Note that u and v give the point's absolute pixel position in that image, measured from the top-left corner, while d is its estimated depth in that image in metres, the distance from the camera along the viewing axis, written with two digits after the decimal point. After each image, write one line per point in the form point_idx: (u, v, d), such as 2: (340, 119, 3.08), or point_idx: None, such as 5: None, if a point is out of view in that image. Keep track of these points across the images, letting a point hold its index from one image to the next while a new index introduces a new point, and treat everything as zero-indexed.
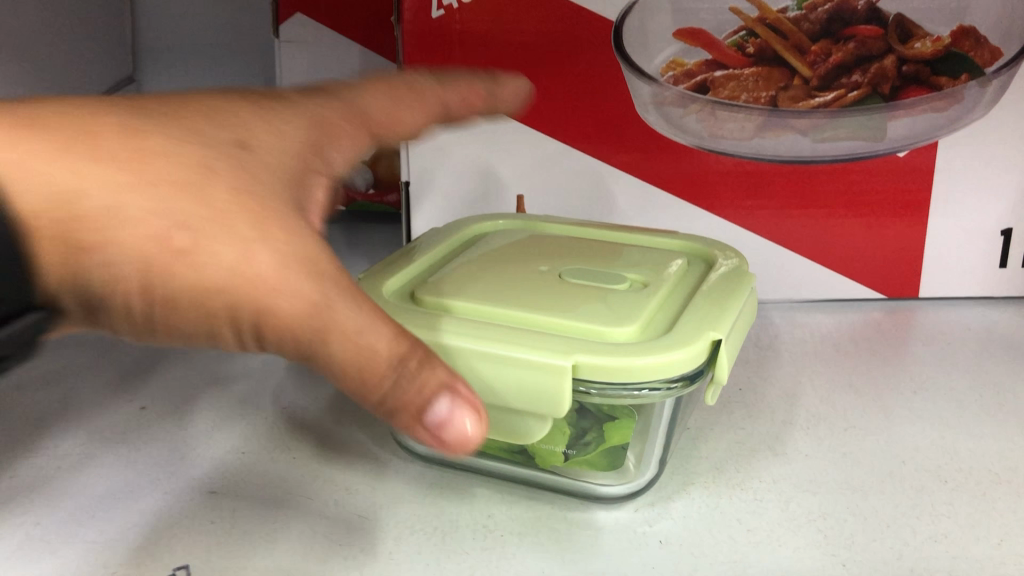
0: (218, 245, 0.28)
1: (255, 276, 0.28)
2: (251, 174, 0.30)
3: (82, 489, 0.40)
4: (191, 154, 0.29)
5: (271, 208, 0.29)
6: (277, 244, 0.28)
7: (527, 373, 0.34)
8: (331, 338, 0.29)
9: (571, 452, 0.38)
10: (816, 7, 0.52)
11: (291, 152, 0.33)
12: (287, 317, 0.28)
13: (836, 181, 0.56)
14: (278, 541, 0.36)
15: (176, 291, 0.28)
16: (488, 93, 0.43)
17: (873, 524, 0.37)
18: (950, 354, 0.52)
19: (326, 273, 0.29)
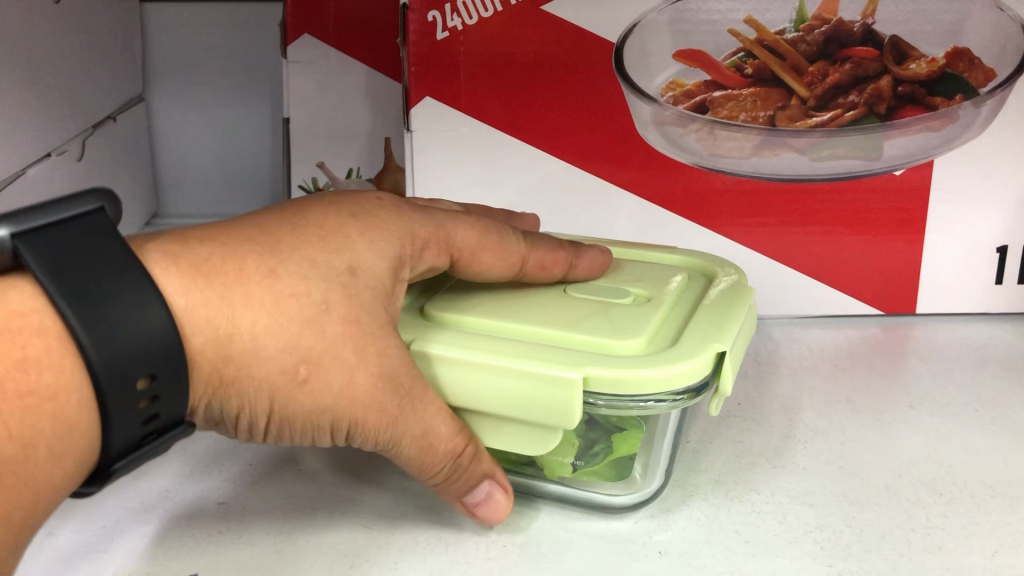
0: (331, 374, 0.33)
1: (353, 399, 0.33)
2: (354, 314, 0.34)
3: (93, 500, 0.41)
4: (313, 289, 0.33)
5: (367, 347, 0.34)
6: (370, 375, 0.34)
7: (538, 386, 0.35)
8: (404, 442, 0.35)
9: (579, 463, 0.39)
10: (813, 29, 0.53)
11: (384, 273, 0.36)
12: (378, 436, 0.35)
13: (835, 200, 0.57)
14: (286, 551, 0.37)
15: (289, 409, 0.33)
16: (564, 265, 0.42)
17: (869, 536, 0.38)
18: (946, 370, 0.53)
19: (409, 390, 0.34)
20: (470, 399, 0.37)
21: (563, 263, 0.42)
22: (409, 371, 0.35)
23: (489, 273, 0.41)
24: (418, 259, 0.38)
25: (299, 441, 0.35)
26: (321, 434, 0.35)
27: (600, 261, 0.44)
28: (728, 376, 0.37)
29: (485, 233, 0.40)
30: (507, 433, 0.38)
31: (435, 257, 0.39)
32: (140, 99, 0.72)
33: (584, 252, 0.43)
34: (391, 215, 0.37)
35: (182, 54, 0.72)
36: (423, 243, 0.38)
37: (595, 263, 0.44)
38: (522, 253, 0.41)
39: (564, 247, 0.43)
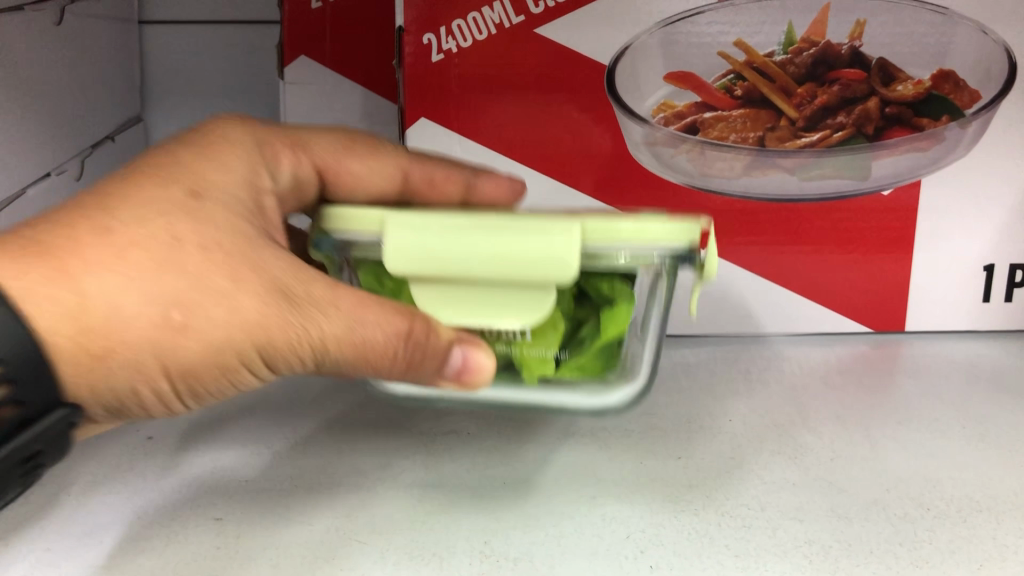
0: (218, 307, 0.35)
1: (251, 319, 0.36)
2: (206, 236, 0.36)
3: (92, 515, 0.41)
4: (156, 228, 0.35)
5: (240, 265, 0.36)
6: (259, 298, 0.36)
7: (530, 237, 0.36)
8: (333, 344, 0.37)
9: (564, 353, 0.41)
10: (801, 51, 0.54)
11: (232, 192, 0.39)
12: (299, 350, 0.37)
13: (824, 218, 0.57)
14: (282, 565, 0.38)
15: (190, 360, 0.35)
16: (461, 185, 0.50)
17: (857, 550, 0.38)
18: (934, 387, 0.53)
19: (313, 302, 0.37)
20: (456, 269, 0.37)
21: (450, 180, 0.50)
22: (302, 279, 0.37)
23: (367, 189, 0.47)
24: (275, 167, 0.43)
25: (221, 384, 0.38)
26: (239, 370, 0.37)
27: (509, 184, 0.51)
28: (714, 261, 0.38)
29: (363, 154, 0.48)
30: (501, 307, 0.39)
31: (300, 165, 0.45)
32: (139, 118, 0.73)
33: (479, 178, 0.50)
34: (235, 126, 0.44)
35: (180, 74, 0.73)
36: (278, 152, 0.44)
37: (489, 185, 0.50)
38: (398, 165, 0.48)
39: (455, 171, 0.50)
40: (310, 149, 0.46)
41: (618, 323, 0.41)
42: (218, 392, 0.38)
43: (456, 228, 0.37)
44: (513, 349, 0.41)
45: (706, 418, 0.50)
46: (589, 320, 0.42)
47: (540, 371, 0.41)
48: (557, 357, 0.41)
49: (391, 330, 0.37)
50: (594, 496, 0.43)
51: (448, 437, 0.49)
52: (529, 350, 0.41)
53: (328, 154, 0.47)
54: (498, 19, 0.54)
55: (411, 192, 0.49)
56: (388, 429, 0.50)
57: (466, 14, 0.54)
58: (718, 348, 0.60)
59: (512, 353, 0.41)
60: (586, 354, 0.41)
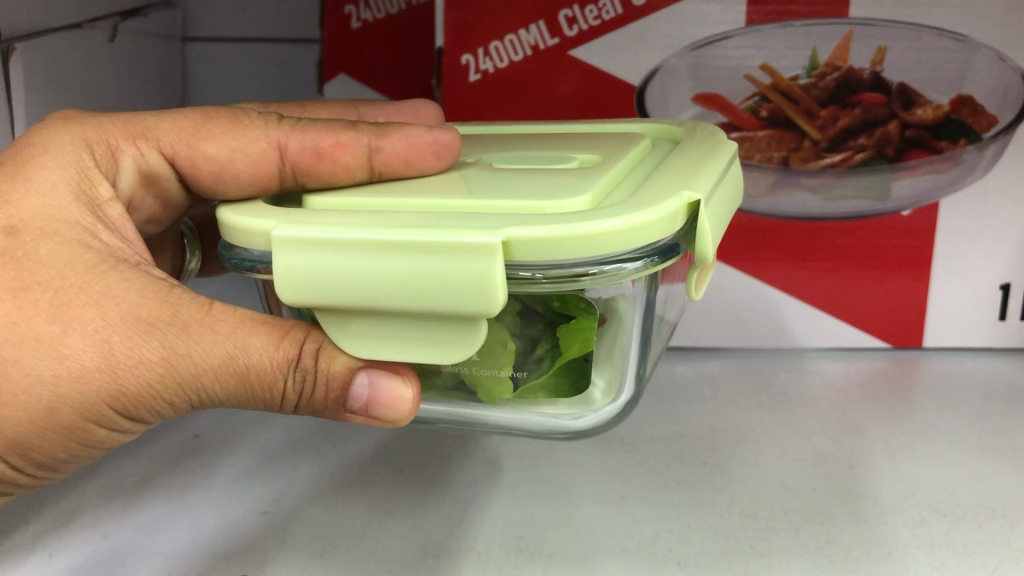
0: (34, 359, 0.34)
1: (82, 367, 0.34)
2: (17, 273, 0.35)
3: (149, 510, 0.45)
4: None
5: (62, 301, 0.34)
6: (94, 343, 0.34)
7: (445, 260, 0.28)
8: (208, 378, 0.34)
9: (518, 375, 0.35)
10: (824, 75, 0.56)
11: (55, 217, 0.37)
12: (158, 391, 0.34)
13: (846, 237, 0.59)
14: (328, 556, 0.40)
15: (18, 421, 0.34)
16: (360, 155, 0.39)
17: (876, 551, 0.40)
18: (951, 401, 0.55)
19: (163, 335, 0.34)
20: (361, 298, 0.30)
21: (342, 148, 0.40)
22: (167, 304, 0.34)
23: (231, 173, 0.40)
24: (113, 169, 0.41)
25: (68, 443, 0.36)
26: (93, 423, 0.35)
27: (431, 143, 0.40)
28: (708, 236, 0.32)
29: (222, 135, 0.41)
30: (425, 338, 0.31)
31: (145, 158, 0.41)
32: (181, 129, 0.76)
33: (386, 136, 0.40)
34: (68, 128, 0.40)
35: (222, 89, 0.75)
36: (118, 148, 0.41)
37: (401, 141, 0.40)
38: (273, 138, 0.40)
39: (344, 133, 0.41)
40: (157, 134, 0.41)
41: (580, 340, 0.33)
42: (75, 453, 0.37)
43: (348, 246, 0.29)
44: (461, 368, 0.36)
45: (730, 427, 0.52)
46: (545, 337, 0.34)
47: (498, 392, 0.36)
48: (515, 378, 0.35)
49: (277, 355, 0.33)
50: (623, 498, 0.45)
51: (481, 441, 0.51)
52: (478, 370, 0.35)
53: (183, 135, 0.41)
54: (533, 41, 0.56)
55: (291, 169, 0.39)
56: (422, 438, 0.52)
57: (503, 37, 0.56)
58: (740, 362, 0.62)
59: (461, 372, 0.36)
60: (547, 374, 0.35)
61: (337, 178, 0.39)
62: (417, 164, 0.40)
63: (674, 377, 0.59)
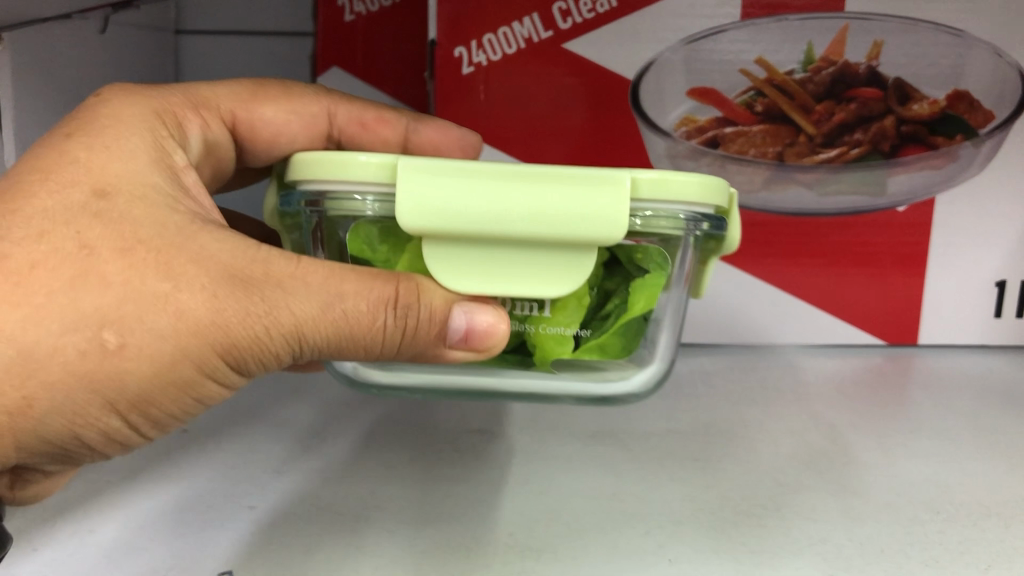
0: (155, 315, 0.31)
1: (198, 321, 0.32)
2: (116, 234, 0.32)
3: (131, 504, 0.43)
4: (60, 238, 0.32)
5: (172, 259, 0.32)
6: (206, 297, 0.32)
7: (580, 189, 0.33)
8: (311, 330, 0.33)
9: (585, 333, 0.38)
10: (820, 70, 0.55)
11: (143, 182, 0.34)
12: (270, 345, 0.33)
13: (840, 233, 0.59)
14: (316, 551, 0.39)
15: (138, 383, 0.32)
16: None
17: (869, 549, 0.40)
18: (946, 399, 0.55)
19: (267, 287, 0.32)
20: (490, 223, 0.32)
21: (381, 122, 0.52)
22: (256, 259, 0.32)
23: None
24: (184, 136, 0.41)
25: (181, 400, 0.34)
26: (205, 376, 0.33)
27: (459, 137, 0.53)
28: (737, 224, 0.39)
29: (276, 99, 0.47)
30: (531, 277, 0.34)
31: (209, 127, 0.43)
32: None
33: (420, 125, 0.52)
34: (132, 99, 0.39)
35: None
36: (186, 119, 0.42)
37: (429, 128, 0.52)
38: (325, 104, 0.49)
39: (384, 111, 0.52)
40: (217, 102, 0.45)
41: (647, 295, 0.38)
42: (184, 411, 0.35)
43: (477, 177, 0.32)
44: (528, 327, 0.37)
45: (725, 423, 0.52)
46: (618, 291, 0.38)
47: (557, 351, 0.38)
48: (579, 336, 0.38)
49: (372, 297, 0.33)
50: (615, 494, 0.44)
51: (474, 436, 0.50)
52: (547, 328, 0.37)
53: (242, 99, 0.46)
54: (527, 33, 0.56)
55: (342, 133, 0.50)
56: (416, 430, 0.51)
57: (497, 29, 0.56)
58: (734, 359, 0.61)
59: (526, 332, 0.38)
60: (609, 332, 0.38)
61: (375, 147, 0.52)
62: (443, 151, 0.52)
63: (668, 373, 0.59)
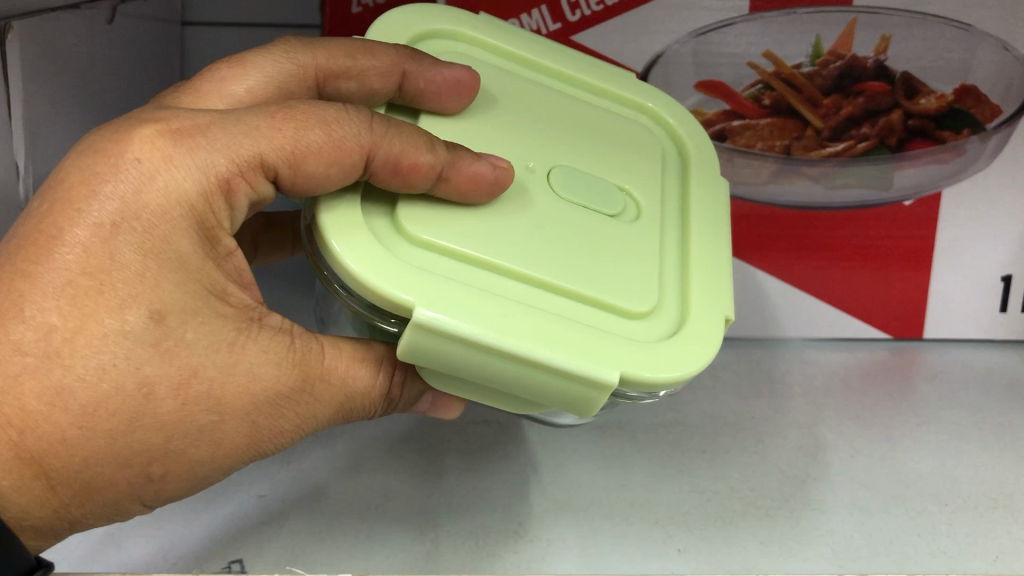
0: (198, 448, 0.34)
1: (234, 444, 0.35)
2: (172, 366, 0.32)
3: None
4: (118, 377, 0.32)
5: (223, 395, 0.34)
6: (244, 424, 0.34)
7: (572, 382, 0.33)
8: (322, 425, 0.37)
9: None
10: (828, 63, 0.56)
11: (195, 290, 0.33)
12: (289, 442, 0.37)
13: (845, 227, 0.59)
14: (326, 540, 0.40)
15: (176, 490, 0.35)
16: (432, 173, 0.35)
17: (879, 541, 0.41)
18: (951, 391, 0.55)
19: (299, 403, 0.35)
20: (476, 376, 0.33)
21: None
22: (297, 374, 0.35)
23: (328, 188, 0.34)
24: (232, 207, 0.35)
25: None
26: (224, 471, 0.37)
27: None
28: None
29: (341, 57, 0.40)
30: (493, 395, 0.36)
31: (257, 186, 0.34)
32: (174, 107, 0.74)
33: (428, 85, 0.39)
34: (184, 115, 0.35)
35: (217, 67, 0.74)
36: (230, 187, 0.34)
37: (443, 83, 0.39)
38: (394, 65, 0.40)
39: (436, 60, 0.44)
40: (248, 147, 0.34)
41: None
42: None
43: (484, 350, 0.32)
44: None
45: (730, 414, 0.52)
46: None
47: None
48: None
49: (376, 393, 0.37)
50: (623, 484, 0.44)
51: None
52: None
53: (293, 134, 0.34)
54: (535, 26, 0.56)
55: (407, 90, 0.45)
56: None
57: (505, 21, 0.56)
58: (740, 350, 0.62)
59: None
60: None
61: None
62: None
63: None
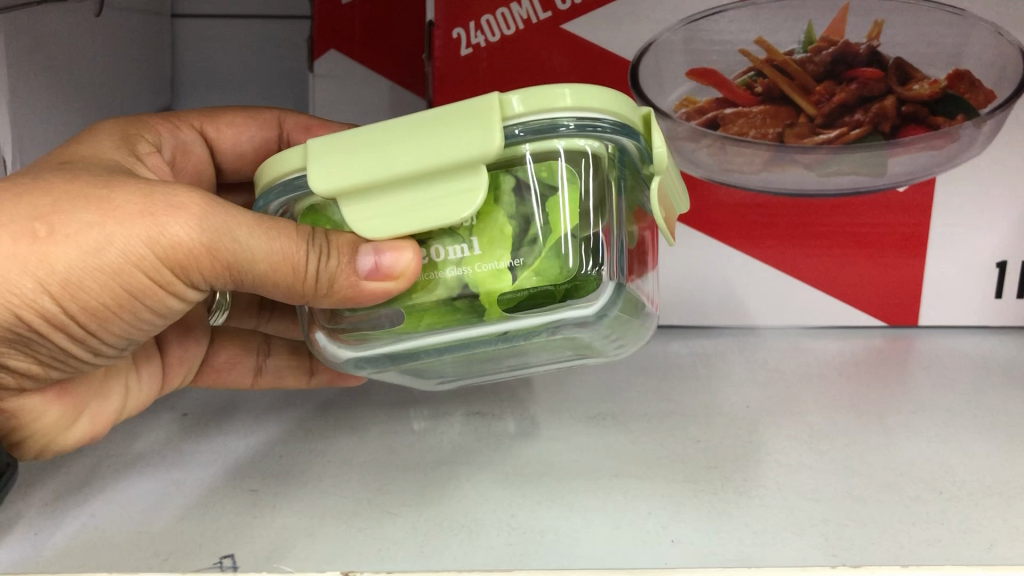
0: (86, 210, 0.36)
1: (127, 213, 0.36)
2: (70, 174, 0.38)
3: (130, 484, 0.43)
4: (19, 177, 0.38)
5: (113, 182, 0.37)
6: (138, 196, 0.36)
7: (452, 119, 0.34)
8: (235, 228, 0.36)
9: (517, 263, 0.36)
10: (820, 50, 0.55)
11: (104, 163, 0.41)
12: (193, 240, 0.36)
13: (837, 215, 0.59)
14: (318, 534, 0.39)
15: (70, 264, 0.36)
16: None
17: (871, 528, 0.40)
18: (945, 378, 0.55)
19: (196, 194, 0.37)
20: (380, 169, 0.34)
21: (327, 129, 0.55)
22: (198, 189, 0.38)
23: (247, 135, 0.54)
24: (157, 136, 0.49)
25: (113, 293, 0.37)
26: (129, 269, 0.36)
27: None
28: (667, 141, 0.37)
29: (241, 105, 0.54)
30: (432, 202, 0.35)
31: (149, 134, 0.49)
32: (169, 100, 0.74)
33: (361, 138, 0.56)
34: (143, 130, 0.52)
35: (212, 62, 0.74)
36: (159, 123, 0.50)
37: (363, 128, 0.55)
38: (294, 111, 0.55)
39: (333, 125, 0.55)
40: (183, 116, 0.52)
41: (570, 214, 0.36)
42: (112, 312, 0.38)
43: (367, 139, 0.35)
44: (464, 270, 0.37)
45: (724, 405, 0.51)
46: (537, 214, 0.36)
47: (498, 289, 0.37)
48: (513, 267, 0.36)
49: (294, 226, 0.37)
50: (615, 475, 0.44)
51: (474, 419, 0.50)
52: (481, 265, 0.37)
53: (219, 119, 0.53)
54: (526, 14, 0.56)
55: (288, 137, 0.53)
56: (412, 414, 0.51)
57: (495, 10, 0.55)
58: (736, 340, 0.61)
59: (463, 274, 0.37)
60: (540, 255, 0.36)
61: None
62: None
63: (668, 356, 0.59)
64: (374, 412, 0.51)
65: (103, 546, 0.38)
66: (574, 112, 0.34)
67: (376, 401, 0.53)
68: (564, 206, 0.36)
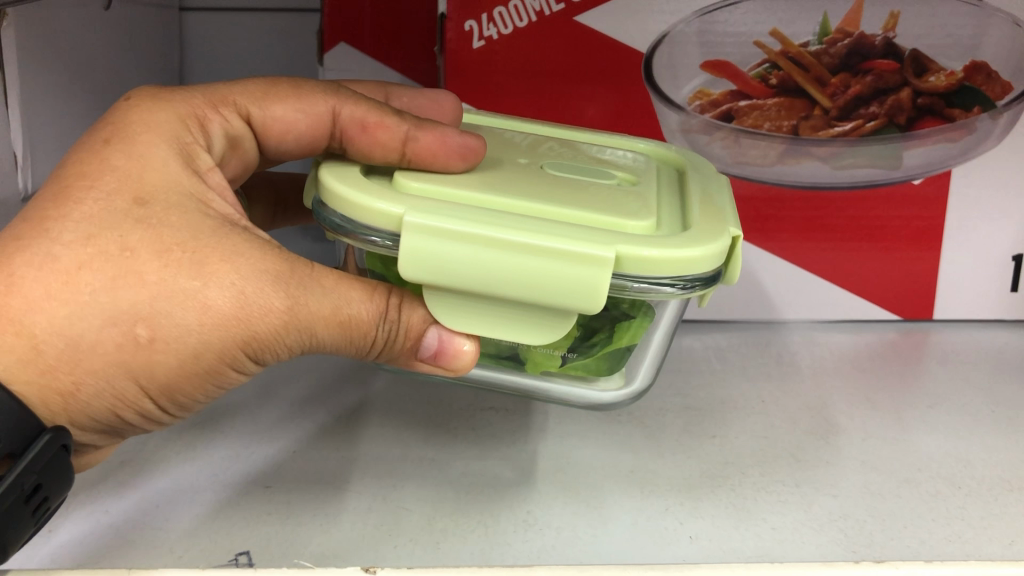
0: (182, 311, 0.34)
1: (222, 314, 0.34)
2: (155, 236, 0.34)
3: (145, 481, 0.43)
4: (102, 243, 0.34)
5: (202, 262, 0.34)
6: (230, 296, 0.34)
7: (565, 264, 0.32)
8: (319, 327, 0.35)
9: (570, 355, 0.40)
10: (835, 42, 0.54)
11: (178, 189, 0.36)
12: (283, 338, 0.35)
13: (854, 209, 0.58)
14: (333, 529, 0.39)
15: (168, 371, 0.35)
16: (399, 137, 0.40)
17: (891, 525, 0.39)
18: (961, 372, 0.54)
19: (286, 285, 0.35)
20: (475, 281, 0.33)
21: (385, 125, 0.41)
22: (288, 265, 0.35)
23: (297, 133, 0.43)
24: (207, 136, 0.40)
25: (205, 386, 0.37)
26: (224, 364, 0.36)
27: (459, 144, 0.40)
28: (739, 263, 0.38)
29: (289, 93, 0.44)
30: (514, 316, 0.35)
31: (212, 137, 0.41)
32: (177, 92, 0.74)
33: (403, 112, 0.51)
34: (156, 106, 0.39)
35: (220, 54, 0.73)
36: (207, 117, 0.41)
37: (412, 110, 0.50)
38: (336, 96, 0.43)
39: (389, 117, 0.42)
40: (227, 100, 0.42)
41: (632, 333, 0.39)
42: (206, 394, 0.38)
43: (467, 241, 0.33)
44: (521, 347, 0.40)
45: (739, 400, 0.51)
46: (603, 328, 0.39)
47: (544, 365, 0.41)
48: (566, 356, 0.40)
49: (371, 307, 0.36)
50: (632, 471, 0.44)
51: (489, 414, 0.50)
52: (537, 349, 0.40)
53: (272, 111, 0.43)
54: (539, 6, 0.54)
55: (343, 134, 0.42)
56: (428, 408, 0.51)
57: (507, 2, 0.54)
58: (749, 335, 0.61)
59: (518, 349, 0.40)
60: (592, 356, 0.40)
61: (371, 154, 0.40)
62: (443, 163, 0.40)
63: (682, 349, 0.59)
64: (388, 407, 0.51)
65: (116, 547, 0.38)
66: (676, 276, 0.34)
67: (391, 395, 0.53)
68: (627, 331, 0.39)
